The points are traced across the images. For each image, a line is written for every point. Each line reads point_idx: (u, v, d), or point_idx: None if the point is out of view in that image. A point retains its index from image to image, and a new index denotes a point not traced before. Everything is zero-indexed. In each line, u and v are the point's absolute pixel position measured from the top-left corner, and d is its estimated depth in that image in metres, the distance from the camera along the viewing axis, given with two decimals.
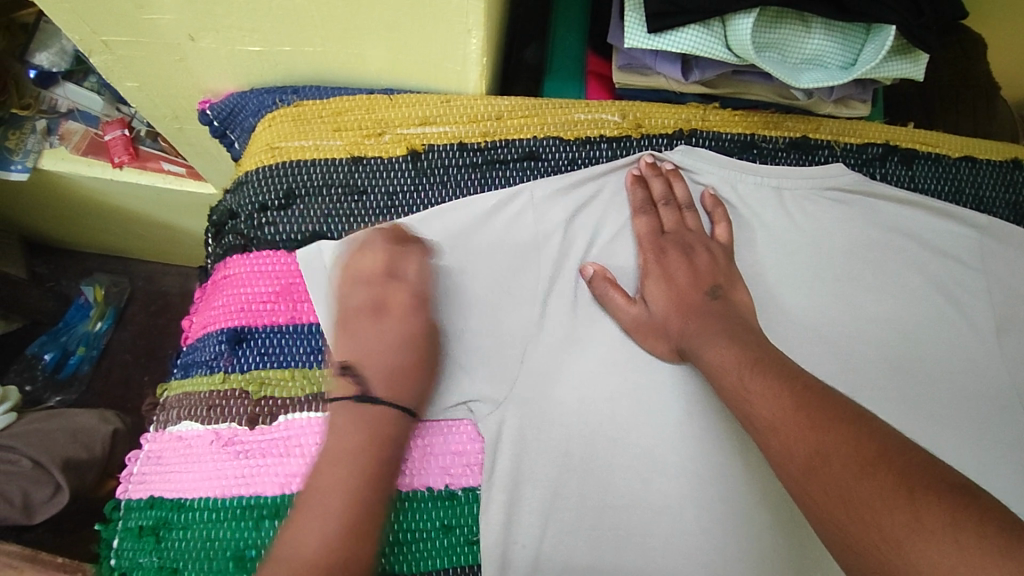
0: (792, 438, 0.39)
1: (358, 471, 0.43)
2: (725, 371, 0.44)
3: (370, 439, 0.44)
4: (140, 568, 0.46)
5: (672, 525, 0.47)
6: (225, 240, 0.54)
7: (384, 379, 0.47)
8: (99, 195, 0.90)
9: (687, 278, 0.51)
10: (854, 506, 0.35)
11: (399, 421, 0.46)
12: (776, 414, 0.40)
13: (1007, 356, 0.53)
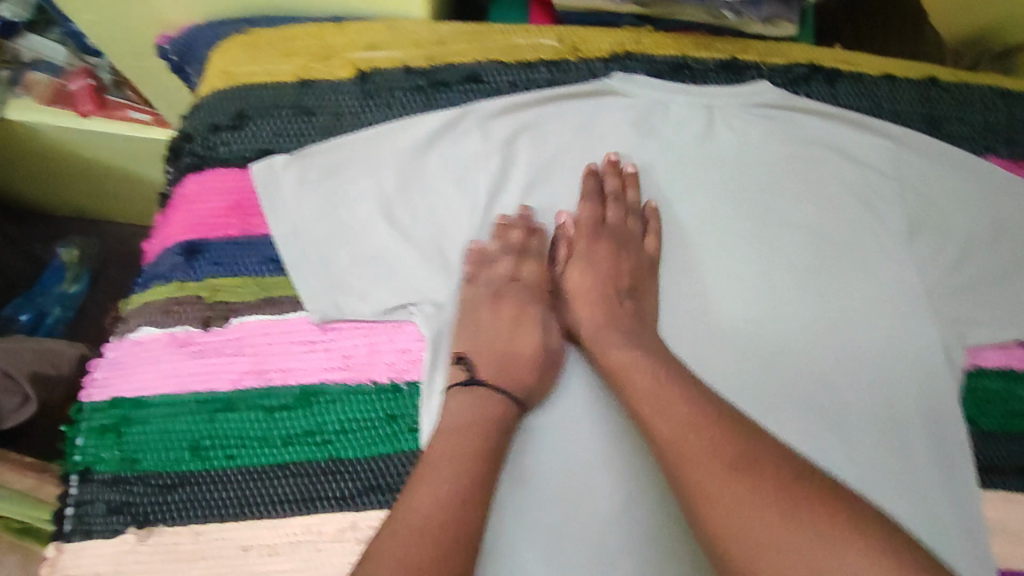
0: (674, 435, 0.42)
1: (466, 446, 0.43)
2: (622, 369, 0.46)
3: (473, 418, 0.45)
4: (103, 462, 0.49)
5: (603, 412, 0.50)
6: (180, 162, 0.55)
7: (496, 368, 0.49)
8: (71, 148, 0.91)
9: (601, 272, 0.53)
10: (728, 509, 0.38)
11: (497, 408, 0.46)
12: (657, 400, 0.43)
13: (919, 256, 0.58)
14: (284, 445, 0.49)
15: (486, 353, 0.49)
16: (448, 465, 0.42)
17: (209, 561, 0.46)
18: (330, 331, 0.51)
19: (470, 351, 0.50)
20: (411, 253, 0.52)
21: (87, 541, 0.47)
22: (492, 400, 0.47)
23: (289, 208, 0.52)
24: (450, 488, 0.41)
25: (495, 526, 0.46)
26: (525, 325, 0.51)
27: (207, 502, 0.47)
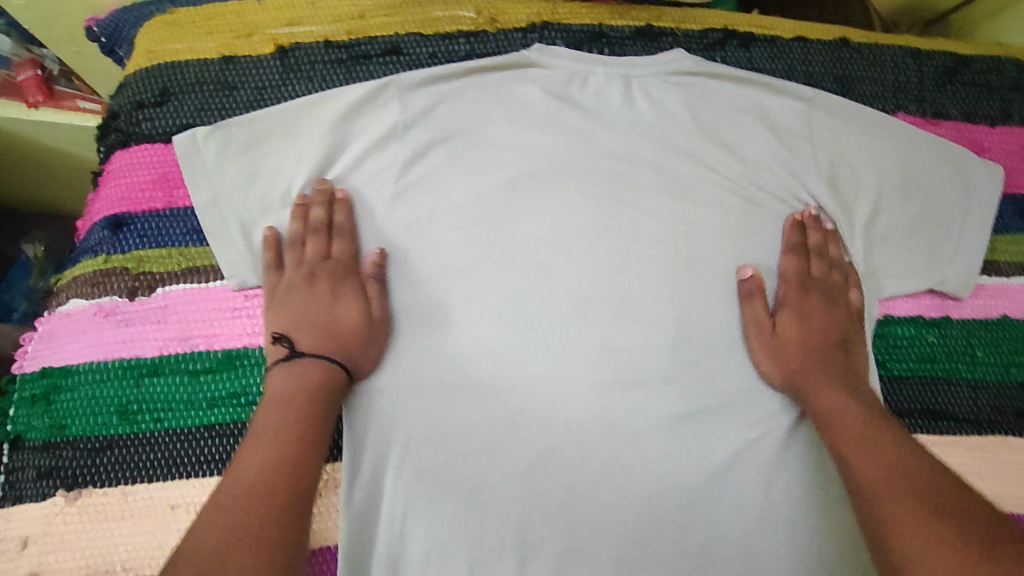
0: (859, 454, 0.46)
1: (282, 415, 0.46)
2: (828, 409, 0.51)
3: (290, 389, 0.48)
4: (33, 430, 0.50)
5: (524, 365, 0.53)
6: (107, 140, 0.57)
7: (315, 337, 0.51)
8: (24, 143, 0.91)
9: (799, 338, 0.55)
10: (887, 515, 0.41)
11: (319, 372, 0.49)
12: (854, 433, 0.48)
13: (834, 212, 0.59)
14: (208, 408, 0.50)
15: (304, 325, 0.51)
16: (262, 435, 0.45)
17: (138, 520, 0.48)
18: (252, 297, 0.53)
19: (289, 328, 0.51)
20: (330, 221, 0.54)
21: (19, 505, 0.48)
22: (317, 366, 0.49)
23: (210, 177, 0.54)
24: (270, 457, 0.43)
25: (396, 478, 0.50)
26: (344, 294, 0.53)
27: (134, 464, 0.49)
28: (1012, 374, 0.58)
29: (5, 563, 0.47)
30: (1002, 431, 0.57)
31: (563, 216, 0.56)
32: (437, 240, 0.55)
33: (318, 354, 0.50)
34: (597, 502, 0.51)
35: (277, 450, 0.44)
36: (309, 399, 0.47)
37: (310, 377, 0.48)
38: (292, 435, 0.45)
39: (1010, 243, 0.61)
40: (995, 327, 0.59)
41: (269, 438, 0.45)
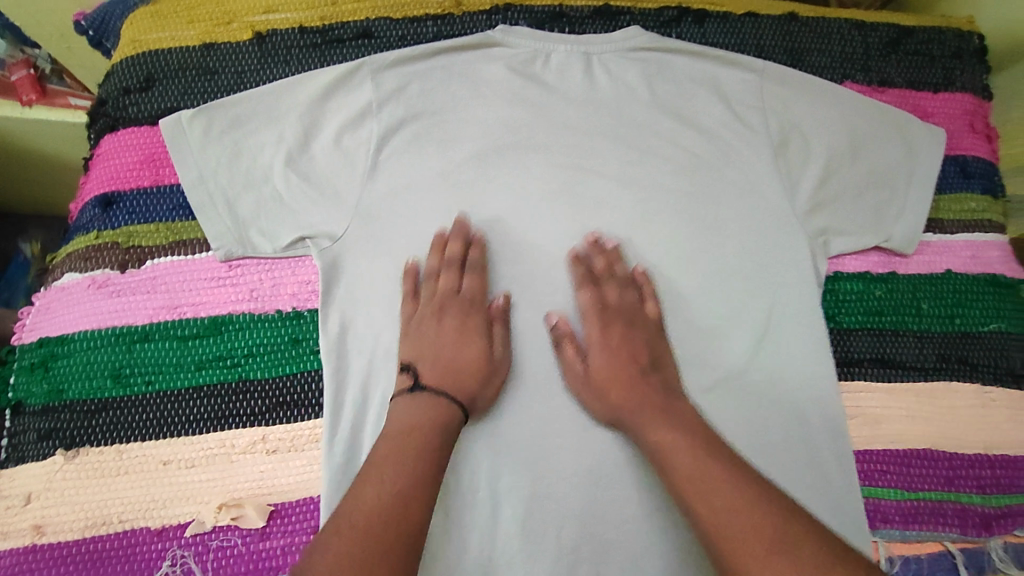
0: (705, 491, 0.45)
1: (410, 448, 0.47)
2: (655, 434, 0.50)
3: (414, 421, 0.49)
4: (32, 395, 0.53)
5: (494, 326, 0.56)
6: (96, 125, 0.61)
7: (438, 374, 0.52)
8: (19, 142, 0.94)
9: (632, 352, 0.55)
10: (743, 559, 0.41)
11: (436, 410, 0.50)
12: (687, 466, 0.47)
13: (788, 175, 0.61)
14: (197, 370, 0.54)
15: (432, 362, 0.53)
16: (396, 468, 0.45)
17: (133, 475, 0.51)
18: (236, 267, 0.57)
19: (415, 359, 0.53)
20: (306, 196, 0.57)
21: (22, 465, 0.52)
22: (437, 401, 0.50)
23: (194, 155, 0.57)
24: (399, 492, 0.44)
25: (445, 465, 0.53)
26: (469, 338, 0.55)
27: (128, 424, 0.52)
28: (956, 324, 0.61)
29: (9, 518, 0.50)
30: (947, 378, 0.60)
31: (525, 188, 0.60)
32: (409, 212, 0.58)
33: (444, 394, 0.51)
34: (563, 450, 0.54)
35: (418, 485, 0.45)
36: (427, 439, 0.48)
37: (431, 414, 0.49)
38: (422, 473, 0.46)
39: (952, 202, 0.65)
40: (939, 281, 0.62)
41: (395, 476, 0.45)
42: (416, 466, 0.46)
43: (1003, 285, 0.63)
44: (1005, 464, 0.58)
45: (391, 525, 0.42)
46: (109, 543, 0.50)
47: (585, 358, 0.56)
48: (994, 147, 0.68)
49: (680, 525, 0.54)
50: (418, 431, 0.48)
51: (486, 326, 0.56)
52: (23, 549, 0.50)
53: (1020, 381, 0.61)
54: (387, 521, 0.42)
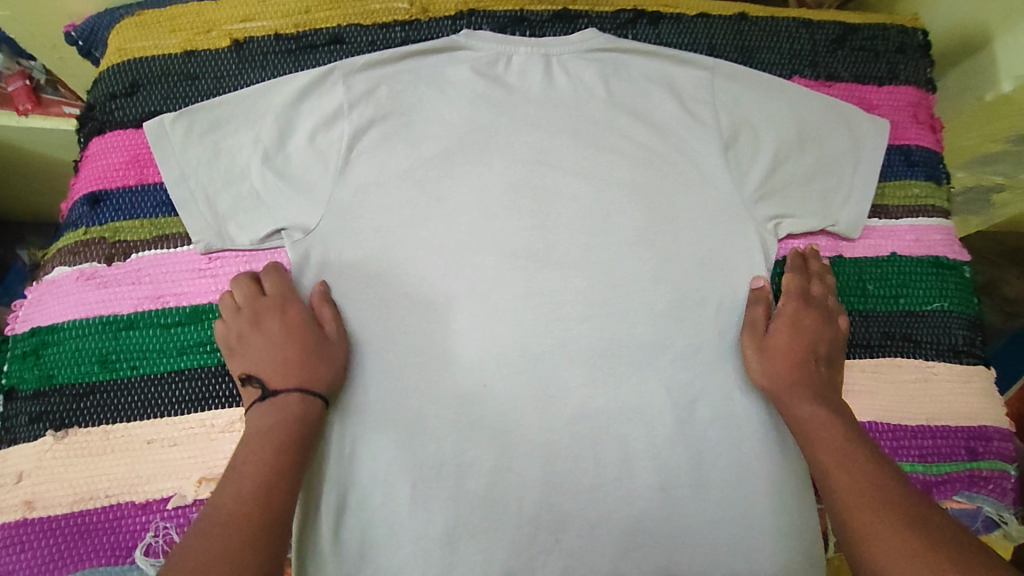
0: (832, 478, 0.53)
1: (264, 450, 0.51)
2: (809, 421, 0.57)
3: (274, 424, 0.53)
4: (24, 381, 0.57)
5: (460, 313, 0.60)
6: (85, 129, 0.64)
7: (280, 376, 0.55)
8: (17, 150, 0.98)
9: (785, 342, 0.61)
10: (864, 530, 0.48)
11: (298, 405, 0.54)
12: (832, 442, 0.55)
13: (738, 166, 0.65)
14: (178, 355, 0.57)
15: (272, 366, 0.56)
16: (248, 469, 0.50)
17: (119, 453, 0.55)
18: (216, 259, 0.60)
19: (250, 369, 0.56)
20: (282, 192, 0.60)
21: (14, 446, 0.55)
22: (291, 398, 0.54)
23: (177, 156, 0.60)
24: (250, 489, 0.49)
25: (408, 440, 0.57)
26: (293, 329, 0.57)
27: (113, 406, 0.56)
28: (900, 304, 0.65)
29: (3, 494, 0.54)
30: (891, 354, 0.64)
31: (489, 182, 0.63)
32: (377, 206, 0.61)
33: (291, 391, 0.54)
34: (525, 426, 0.58)
35: (258, 481, 0.50)
36: (292, 427, 0.53)
37: (292, 400, 0.54)
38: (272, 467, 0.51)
39: (897, 189, 0.68)
40: (885, 263, 0.66)
41: (245, 476, 0.50)
42: (264, 463, 0.51)
43: (946, 266, 0.67)
44: (947, 435, 0.63)
45: (247, 510, 0.48)
46: (97, 516, 0.53)
47: (544, 341, 0.60)
48: (938, 137, 0.71)
49: (634, 495, 0.58)
50: (270, 424, 0.53)
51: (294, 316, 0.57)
52: (15, 523, 0.53)
53: (961, 356, 0.65)
54: (239, 516, 0.48)
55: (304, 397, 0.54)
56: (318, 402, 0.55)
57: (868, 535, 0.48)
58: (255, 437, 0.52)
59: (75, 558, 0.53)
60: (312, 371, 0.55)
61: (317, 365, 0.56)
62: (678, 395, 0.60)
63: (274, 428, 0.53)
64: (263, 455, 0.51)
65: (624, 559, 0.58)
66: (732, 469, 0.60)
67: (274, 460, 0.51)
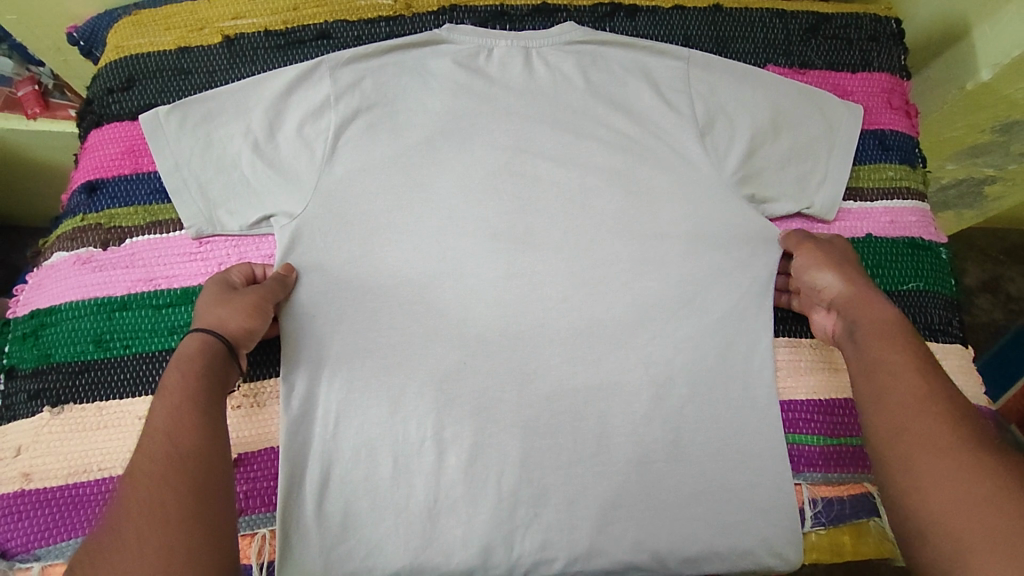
0: (882, 381, 0.51)
1: (171, 386, 0.48)
2: (867, 324, 0.55)
3: (182, 365, 0.50)
4: (24, 360, 0.59)
5: (442, 294, 0.62)
6: (83, 123, 0.67)
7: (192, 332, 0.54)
8: (25, 153, 1.01)
9: (845, 258, 0.61)
10: (913, 435, 0.46)
11: (196, 346, 0.51)
12: (886, 347, 0.53)
13: (712, 151, 0.66)
14: (170, 334, 0.59)
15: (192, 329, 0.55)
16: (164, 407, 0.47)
17: (111, 428, 0.57)
18: (206, 243, 0.63)
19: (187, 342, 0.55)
20: (269, 179, 0.62)
21: (13, 422, 0.58)
22: (193, 341, 0.52)
23: (171, 146, 0.62)
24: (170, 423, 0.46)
25: (389, 416, 0.58)
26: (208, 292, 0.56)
27: (107, 383, 0.58)
28: (876, 284, 0.66)
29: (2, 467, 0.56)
30: None
31: (471, 168, 0.65)
32: (362, 193, 0.63)
33: (194, 332, 0.52)
34: (505, 403, 0.59)
35: (178, 418, 0.46)
36: (198, 374, 0.49)
37: (192, 348, 0.51)
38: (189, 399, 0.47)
39: (872, 172, 0.70)
40: (860, 244, 0.67)
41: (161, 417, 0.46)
42: (179, 399, 0.47)
43: (921, 246, 0.68)
44: None
45: (169, 459, 0.43)
46: (88, 488, 0.55)
47: (523, 321, 0.61)
48: (914, 122, 0.72)
49: (613, 470, 0.58)
50: (176, 381, 0.48)
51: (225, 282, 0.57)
52: (13, 494, 0.55)
53: (936, 334, 0.65)
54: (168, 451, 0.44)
55: (200, 332, 0.52)
56: (220, 342, 0.52)
57: (918, 435, 0.46)
58: (163, 399, 0.47)
59: (67, 528, 0.54)
60: (213, 313, 0.54)
61: (220, 307, 0.55)
62: (656, 372, 0.61)
63: (183, 382, 0.48)
64: (173, 404, 0.47)
65: (604, 533, 0.57)
66: (712, 445, 0.59)
67: (192, 389, 0.48)
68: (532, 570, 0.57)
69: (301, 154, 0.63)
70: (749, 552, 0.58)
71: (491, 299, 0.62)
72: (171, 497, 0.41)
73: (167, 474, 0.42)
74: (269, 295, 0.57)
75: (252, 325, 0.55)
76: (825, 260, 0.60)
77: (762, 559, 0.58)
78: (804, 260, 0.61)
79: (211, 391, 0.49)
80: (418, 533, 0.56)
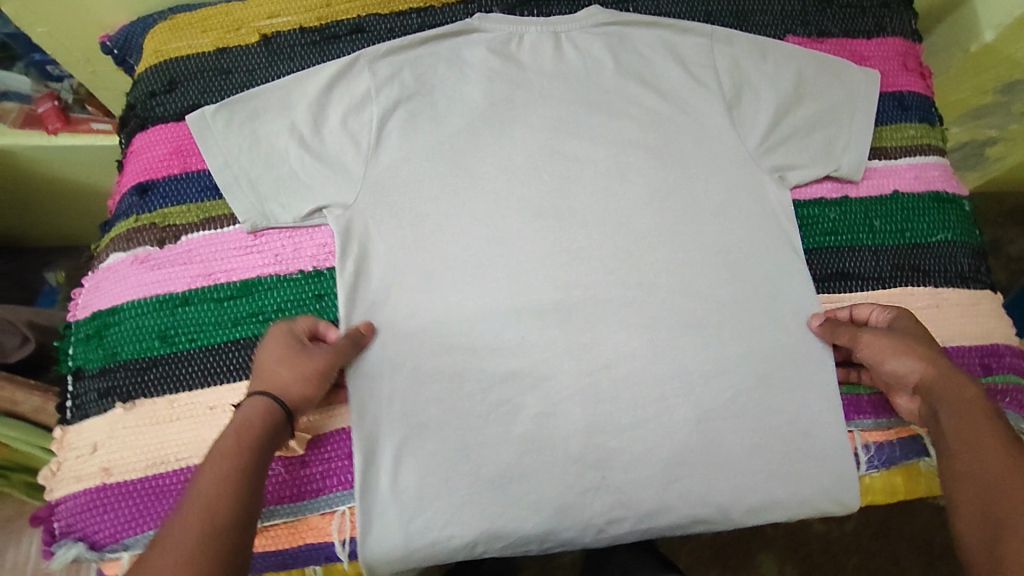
0: (970, 464, 0.51)
1: (232, 436, 0.51)
2: (949, 404, 0.54)
3: (244, 419, 0.52)
4: (90, 360, 0.61)
5: (494, 273, 0.63)
6: (128, 128, 0.68)
7: (260, 384, 0.55)
8: (48, 169, 1.01)
9: (905, 331, 0.59)
10: (997, 515, 0.47)
11: (260, 409, 0.53)
12: (967, 424, 0.53)
13: (740, 124, 0.69)
14: (234, 326, 0.61)
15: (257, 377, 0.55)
16: (219, 454, 0.50)
17: (185, 419, 0.58)
18: (261, 237, 0.64)
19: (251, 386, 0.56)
20: (318, 173, 0.64)
21: (86, 420, 0.59)
22: (261, 402, 0.53)
23: (220, 144, 0.64)
24: (217, 477, 0.49)
25: (455, 393, 0.60)
26: (273, 342, 0.57)
27: (176, 376, 0.59)
28: (907, 238, 0.68)
29: (80, 465, 0.57)
30: (903, 284, 0.66)
31: (512, 153, 0.67)
32: (406, 182, 0.65)
33: (262, 394, 0.54)
34: (563, 372, 0.61)
35: (221, 469, 0.49)
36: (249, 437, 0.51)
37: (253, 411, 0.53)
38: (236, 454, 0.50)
39: (894, 132, 0.72)
40: (889, 201, 0.69)
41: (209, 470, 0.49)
42: (229, 453, 0.50)
43: (945, 199, 0.70)
44: (959, 354, 0.64)
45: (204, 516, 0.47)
46: (168, 479, 0.56)
47: (573, 293, 0.63)
48: (929, 83, 0.75)
49: (674, 430, 0.60)
50: (229, 444, 0.51)
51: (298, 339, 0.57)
52: (94, 488, 0.56)
53: (968, 282, 0.68)
54: (210, 498, 0.47)
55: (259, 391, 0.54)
56: (280, 411, 0.54)
57: (1005, 516, 0.47)
58: (222, 444, 0.51)
59: (151, 517, 0.55)
60: (275, 372, 0.55)
61: (285, 367, 0.55)
62: (706, 335, 0.63)
63: (234, 447, 0.50)
64: (222, 454, 0.50)
65: (671, 490, 0.59)
66: (766, 400, 0.62)
67: (245, 448, 0.51)
68: (605, 528, 0.59)
69: (348, 147, 0.65)
70: (810, 497, 0.60)
71: (541, 276, 0.64)
72: (191, 551, 0.45)
73: (193, 544, 0.45)
74: (337, 362, 0.57)
75: (313, 392, 0.56)
76: (891, 344, 0.58)
77: (821, 505, 0.60)
78: (870, 351, 0.59)
79: (259, 446, 0.51)
80: (491, 501, 0.58)
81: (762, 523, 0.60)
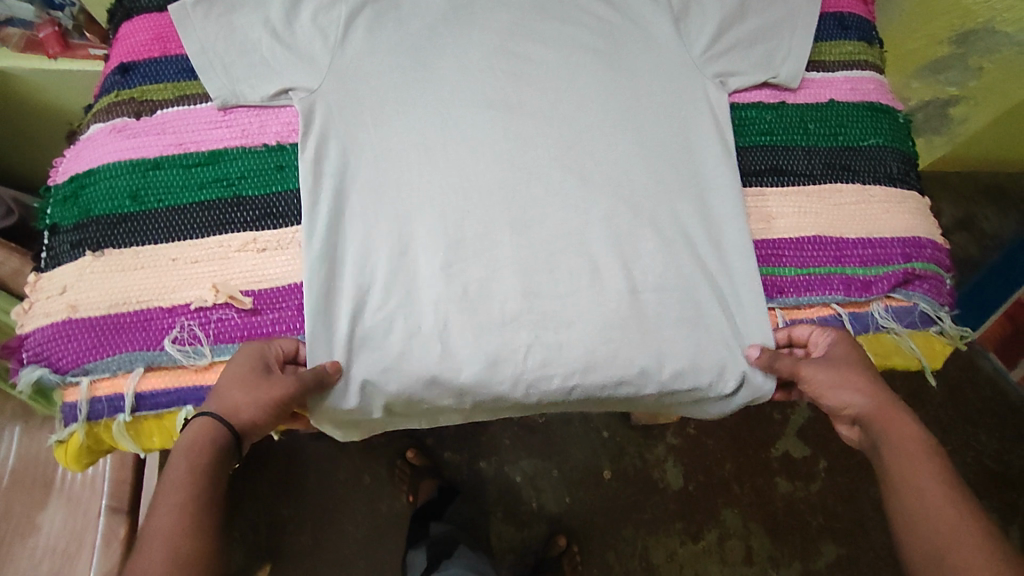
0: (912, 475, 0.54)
1: (189, 460, 0.54)
2: (889, 441, 0.56)
3: (198, 442, 0.54)
4: (64, 217, 0.65)
5: (446, 159, 0.67)
6: (115, 17, 0.74)
7: (220, 403, 0.56)
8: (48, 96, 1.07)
9: (848, 364, 0.61)
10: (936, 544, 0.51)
11: (207, 435, 0.55)
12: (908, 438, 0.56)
13: (686, 33, 0.73)
14: (200, 189, 0.65)
15: (216, 394, 0.57)
16: (175, 475, 0.53)
17: (149, 267, 0.63)
18: (230, 114, 0.68)
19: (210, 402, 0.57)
20: (285, 59, 0.68)
21: (58, 267, 0.63)
22: (213, 431, 0.55)
23: (194, 27, 0.68)
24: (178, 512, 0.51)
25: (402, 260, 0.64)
26: (236, 360, 0.58)
27: (143, 231, 0.64)
28: (838, 141, 0.72)
29: (50, 303, 0.62)
30: (832, 182, 0.70)
31: (470, 54, 0.72)
32: (367, 72, 0.69)
33: (212, 417, 0.55)
34: (506, 245, 0.65)
35: (186, 491, 0.52)
36: (205, 465, 0.54)
37: (199, 437, 0.55)
38: (191, 478, 0.53)
39: (834, 48, 0.76)
40: (824, 108, 0.74)
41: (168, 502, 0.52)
42: (188, 478, 0.53)
43: (879, 110, 0.74)
44: (881, 244, 0.68)
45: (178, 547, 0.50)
46: (129, 318, 0.61)
47: (518, 176, 0.68)
48: (870, 9, 0.80)
49: (605, 298, 0.64)
50: (181, 471, 0.53)
51: (260, 359, 0.58)
52: (60, 321, 0.61)
53: (896, 183, 0.71)
54: (179, 523, 0.51)
55: (212, 420, 0.55)
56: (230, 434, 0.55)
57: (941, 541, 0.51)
58: (177, 465, 0.54)
59: (112, 346, 0.60)
60: (230, 395, 0.56)
61: (240, 393, 0.56)
62: (641, 220, 0.67)
63: (187, 476, 0.53)
64: (180, 480, 0.53)
65: (598, 350, 0.63)
66: (694, 281, 0.65)
67: (196, 471, 0.53)
68: (534, 384, 0.63)
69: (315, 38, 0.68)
70: (726, 369, 0.65)
71: (488, 162, 0.68)
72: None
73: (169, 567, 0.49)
74: (297, 390, 0.58)
75: (264, 417, 0.57)
76: (834, 380, 0.60)
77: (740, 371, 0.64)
78: (812, 386, 0.61)
79: (214, 470, 0.54)
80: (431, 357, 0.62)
81: (683, 388, 0.64)
